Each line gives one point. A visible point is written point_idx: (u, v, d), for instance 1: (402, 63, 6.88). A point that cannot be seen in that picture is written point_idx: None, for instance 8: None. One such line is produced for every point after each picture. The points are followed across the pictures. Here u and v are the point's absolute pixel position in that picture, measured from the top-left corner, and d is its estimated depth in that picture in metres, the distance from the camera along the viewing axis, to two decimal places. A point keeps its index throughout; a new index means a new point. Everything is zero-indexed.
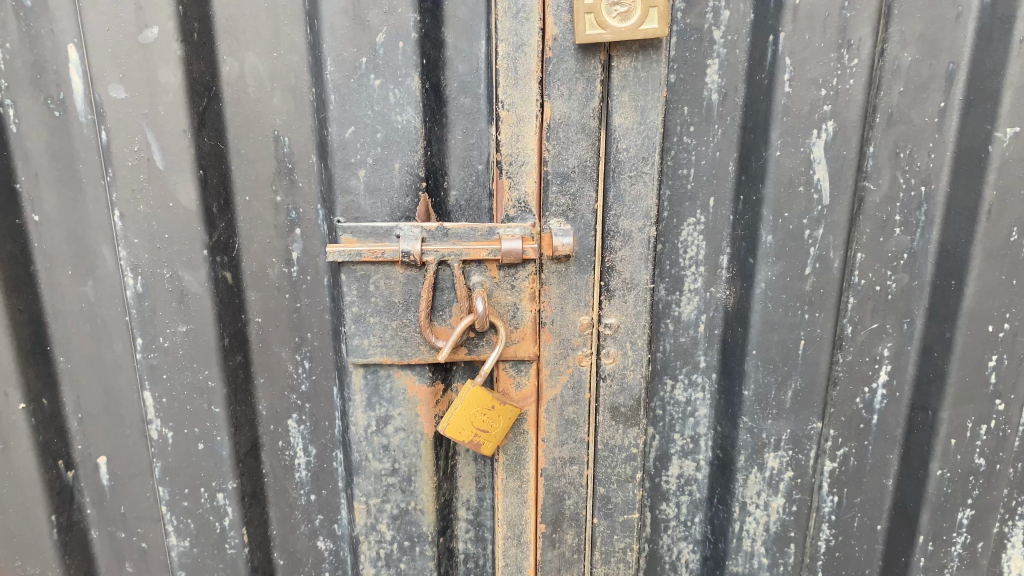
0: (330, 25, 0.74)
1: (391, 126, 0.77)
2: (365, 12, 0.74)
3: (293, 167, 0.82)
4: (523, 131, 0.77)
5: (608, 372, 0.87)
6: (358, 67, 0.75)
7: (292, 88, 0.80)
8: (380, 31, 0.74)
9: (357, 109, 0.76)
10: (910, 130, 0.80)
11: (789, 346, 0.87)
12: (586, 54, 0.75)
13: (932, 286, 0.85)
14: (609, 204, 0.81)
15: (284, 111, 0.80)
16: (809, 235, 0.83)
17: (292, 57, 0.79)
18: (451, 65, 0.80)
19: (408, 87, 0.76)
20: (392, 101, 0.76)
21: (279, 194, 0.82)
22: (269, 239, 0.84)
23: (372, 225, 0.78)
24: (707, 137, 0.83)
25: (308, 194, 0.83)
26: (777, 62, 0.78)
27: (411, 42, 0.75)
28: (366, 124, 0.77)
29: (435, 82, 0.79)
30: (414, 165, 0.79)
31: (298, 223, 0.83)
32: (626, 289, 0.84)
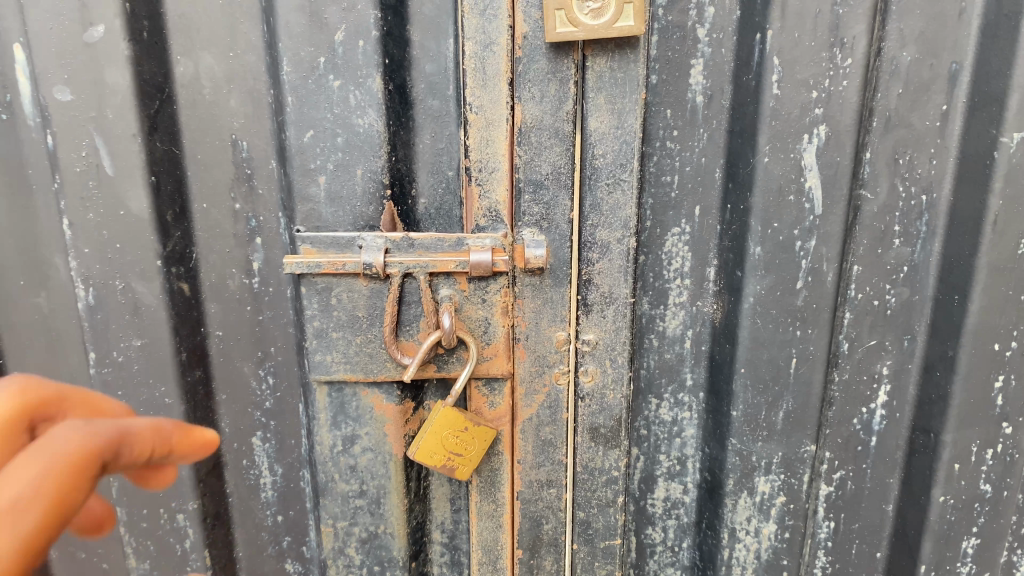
0: (286, 23, 0.70)
1: (353, 130, 0.73)
2: (322, 8, 0.69)
3: (253, 173, 0.77)
4: (493, 135, 0.72)
5: (586, 391, 0.81)
6: (316, 67, 0.71)
7: (249, 90, 0.75)
8: (339, 28, 0.70)
9: (315, 111, 0.72)
10: (911, 134, 0.75)
11: (780, 364, 0.81)
12: (559, 54, 0.71)
13: (935, 300, 0.80)
14: (586, 213, 0.76)
15: (241, 113, 0.76)
16: (800, 247, 0.78)
17: (249, 57, 0.74)
18: (418, 65, 0.75)
19: (369, 88, 0.72)
20: (352, 103, 0.72)
21: (238, 201, 0.78)
22: (227, 248, 0.79)
23: (334, 234, 0.73)
24: (691, 143, 0.78)
25: (269, 202, 0.78)
26: (765, 62, 0.73)
27: (372, 39, 0.70)
28: (325, 127, 0.72)
29: (401, 83, 0.74)
30: (378, 171, 0.74)
31: (258, 232, 0.79)
32: (604, 304, 0.78)
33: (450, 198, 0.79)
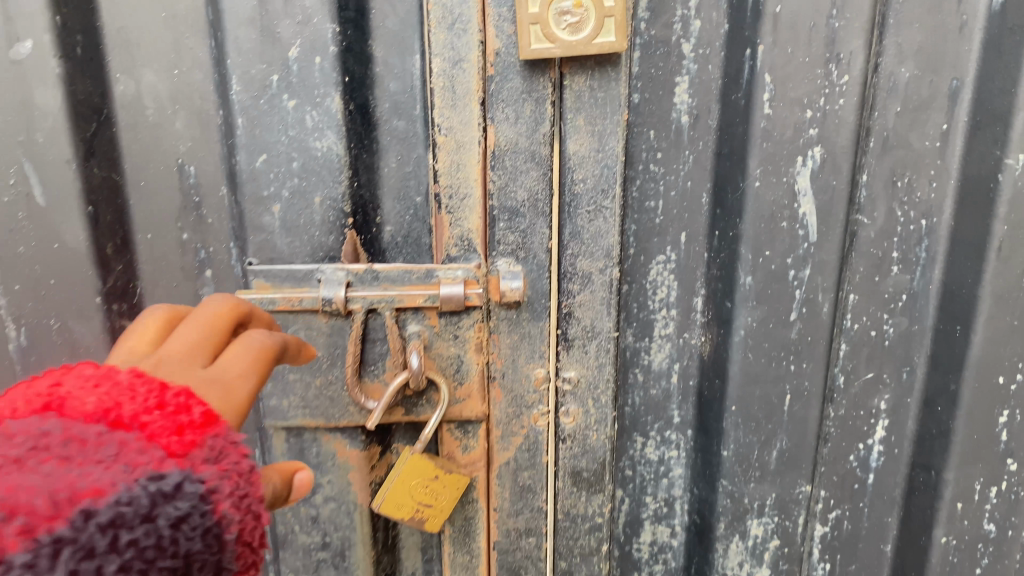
0: (234, 38, 0.65)
1: (310, 153, 0.67)
2: (274, 22, 0.64)
3: (201, 201, 0.71)
4: (464, 159, 0.67)
5: (568, 433, 0.75)
6: (268, 86, 0.66)
7: (196, 110, 0.69)
8: (293, 44, 0.65)
9: (268, 134, 0.67)
10: (910, 155, 0.71)
11: (773, 401, 0.76)
12: (534, 71, 0.65)
13: (935, 330, 0.75)
14: (565, 242, 0.70)
15: (188, 135, 0.69)
16: (794, 276, 0.73)
17: (196, 74, 0.68)
18: (381, 83, 0.67)
19: (327, 108, 0.67)
20: (309, 125, 0.67)
21: (186, 231, 0.71)
22: (174, 282, 0.73)
23: (289, 266, 0.68)
24: (676, 165, 0.72)
25: (219, 231, 0.71)
26: (755, 80, 0.68)
27: (330, 56, 0.65)
28: (279, 151, 0.67)
29: (362, 102, 0.67)
30: (338, 199, 0.69)
31: (208, 264, 0.72)
32: (586, 339, 0.72)
33: (417, 226, 0.71)
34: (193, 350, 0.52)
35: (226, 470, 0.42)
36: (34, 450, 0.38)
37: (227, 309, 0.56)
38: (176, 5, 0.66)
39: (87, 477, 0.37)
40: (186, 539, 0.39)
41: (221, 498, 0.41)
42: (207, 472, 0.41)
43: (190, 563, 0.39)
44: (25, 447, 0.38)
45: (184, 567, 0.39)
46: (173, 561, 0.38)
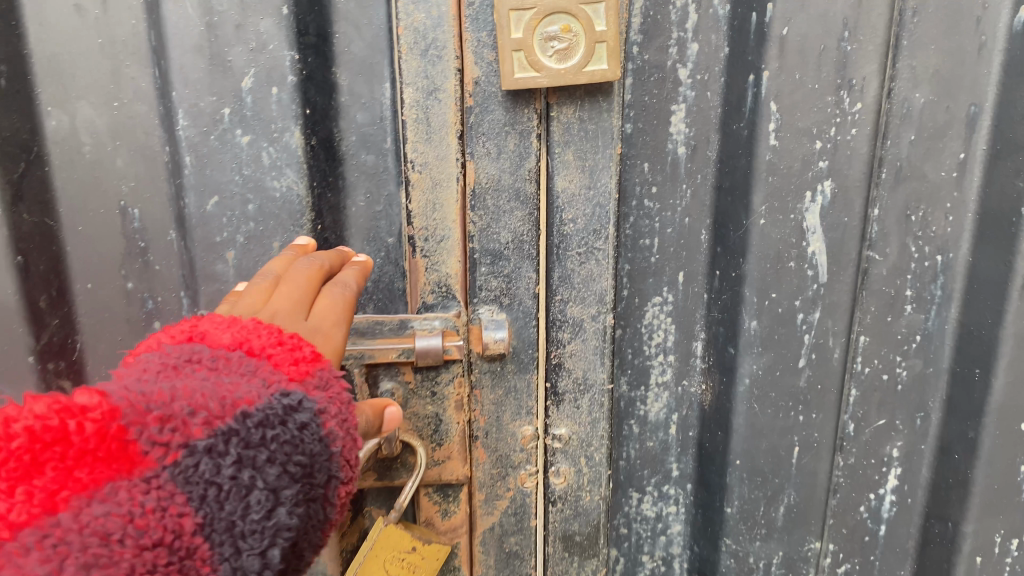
0: (181, 68, 0.59)
1: (267, 194, 0.62)
2: (224, 50, 0.59)
3: (147, 247, 0.64)
4: (440, 198, 0.60)
5: (558, 494, 0.69)
6: (219, 120, 0.60)
7: (140, 146, 0.61)
8: (246, 74, 0.60)
9: (220, 173, 0.62)
10: (924, 186, 0.65)
11: (781, 454, 0.71)
12: (518, 100, 0.59)
13: (951, 373, 0.69)
14: (554, 287, 0.63)
15: (131, 174, 0.62)
16: (802, 320, 0.67)
17: (139, 106, 0.60)
18: (347, 114, 0.61)
19: (286, 144, 0.62)
20: (266, 162, 0.62)
21: (131, 279, 0.64)
22: (118, 335, 0.65)
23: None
24: (673, 201, 0.66)
25: (168, 279, 0.64)
26: (759, 109, 0.62)
27: (288, 87, 0.60)
28: (233, 194, 0.62)
29: (325, 136, 0.62)
30: (299, 243, 0.64)
31: (156, 315, 0.65)
32: (578, 392, 0.66)
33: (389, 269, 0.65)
34: (301, 293, 0.53)
35: (337, 396, 0.46)
36: (188, 360, 0.43)
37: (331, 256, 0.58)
38: (115, 31, 0.59)
39: (237, 388, 0.41)
40: (314, 443, 0.42)
41: (331, 417, 0.44)
42: (319, 396, 0.44)
43: (315, 464, 0.43)
44: (181, 357, 0.43)
45: (311, 469, 0.42)
46: (307, 460, 0.42)
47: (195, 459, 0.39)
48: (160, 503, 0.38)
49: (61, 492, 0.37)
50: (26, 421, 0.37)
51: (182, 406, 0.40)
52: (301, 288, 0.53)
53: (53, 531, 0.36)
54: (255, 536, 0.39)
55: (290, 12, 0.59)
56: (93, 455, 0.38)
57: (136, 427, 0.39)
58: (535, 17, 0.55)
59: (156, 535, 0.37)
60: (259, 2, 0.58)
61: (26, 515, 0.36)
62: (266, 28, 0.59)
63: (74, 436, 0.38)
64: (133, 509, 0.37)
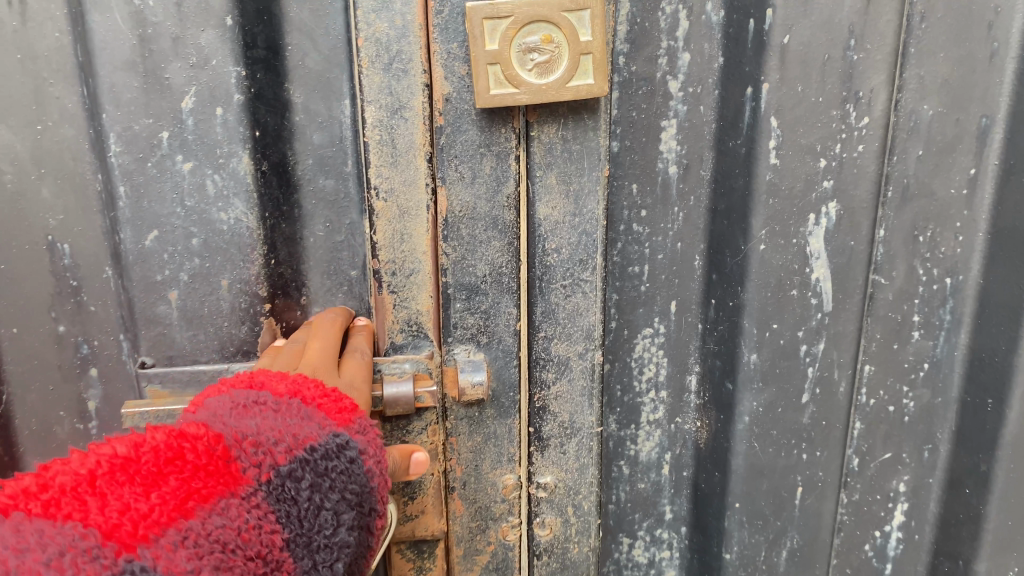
0: (112, 87, 0.53)
1: (212, 227, 0.57)
2: (161, 66, 0.53)
3: (80, 285, 0.58)
4: (410, 228, 0.54)
5: (543, 547, 0.63)
6: (157, 145, 0.55)
7: (68, 174, 0.55)
8: (186, 93, 0.54)
9: (160, 205, 0.56)
10: (933, 205, 0.60)
11: (783, 495, 0.65)
12: (493, 119, 0.53)
13: (960, 403, 0.63)
14: (536, 323, 0.57)
15: (59, 206, 0.56)
16: (805, 351, 0.62)
17: (66, 130, 0.54)
18: (302, 135, 0.56)
19: (233, 171, 0.56)
20: (211, 192, 0.56)
21: (62, 322, 0.58)
22: (50, 384, 0.60)
23: (192, 368, 0.59)
24: (663, 225, 0.60)
25: (105, 320, 0.59)
26: (759, 125, 0.56)
27: (234, 107, 0.54)
28: (174, 228, 0.57)
29: (277, 160, 0.56)
30: (250, 280, 0.58)
31: (92, 361, 0.59)
32: (564, 437, 0.60)
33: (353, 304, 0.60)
34: (332, 346, 0.53)
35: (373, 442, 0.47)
36: (252, 401, 0.45)
37: (344, 322, 0.57)
38: (37, 46, 0.53)
39: (299, 428, 0.43)
40: (363, 478, 0.45)
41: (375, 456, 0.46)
42: (364, 437, 0.46)
43: (365, 497, 0.45)
44: (246, 399, 0.45)
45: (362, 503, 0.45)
46: (361, 492, 0.45)
47: (283, 478, 0.41)
48: (260, 520, 0.39)
49: (186, 502, 0.37)
50: (152, 442, 0.39)
51: (268, 435, 0.42)
52: (332, 340, 0.53)
53: (185, 534, 0.36)
54: (326, 553, 0.41)
55: (235, 23, 0.53)
56: (205, 470, 0.39)
57: (237, 448, 0.41)
58: (512, 26, 0.49)
59: (256, 548, 0.38)
60: (199, 13, 0.53)
61: (163, 518, 0.36)
62: (208, 41, 0.53)
63: (188, 454, 0.39)
64: (242, 522, 0.38)
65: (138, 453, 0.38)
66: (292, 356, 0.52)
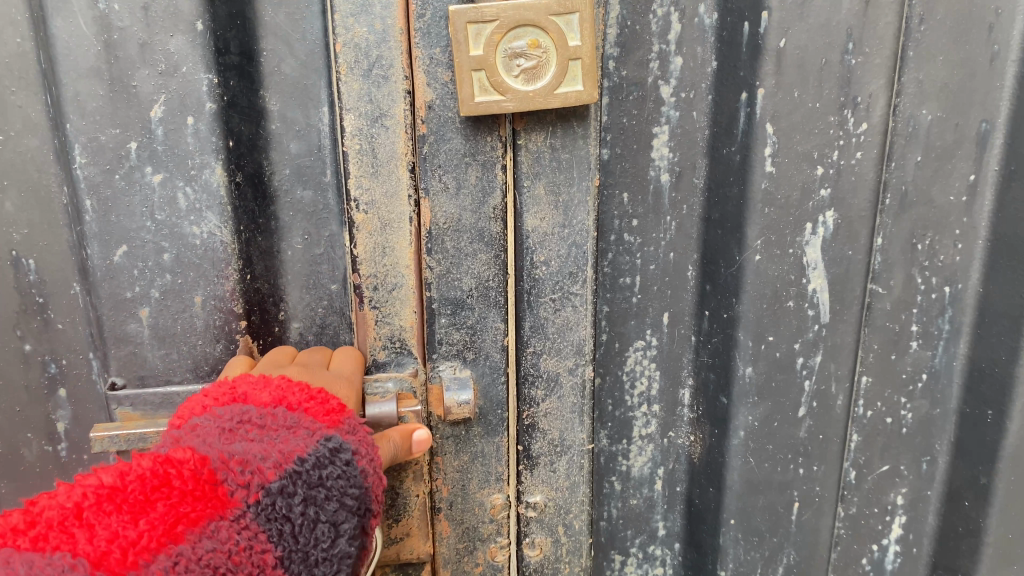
0: (76, 94, 0.52)
1: (185, 241, 0.55)
2: (128, 73, 0.52)
3: (46, 302, 0.56)
4: (392, 240, 0.52)
5: (533, 568, 0.61)
6: (125, 156, 0.53)
7: (32, 187, 0.54)
8: (155, 101, 0.52)
9: (128, 219, 0.54)
10: (931, 213, 0.58)
11: (779, 511, 0.63)
12: (478, 127, 0.50)
13: (959, 414, 0.62)
14: (524, 338, 0.55)
15: (23, 220, 0.54)
16: (802, 364, 0.60)
17: (30, 140, 0.53)
18: (279, 144, 0.55)
19: (205, 182, 0.55)
20: (183, 206, 0.55)
21: (27, 341, 0.57)
22: (17, 406, 0.58)
23: (165, 390, 0.57)
24: (655, 234, 0.58)
25: (73, 338, 0.57)
26: (754, 131, 0.54)
27: (205, 117, 0.53)
28: (144, 243, 0.55)
29: (252, 170, 0.55)
30: (224, 297, 0.57)
31: (60, 381, 0.58)
32: (554, 455, 0.58)
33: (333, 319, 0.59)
34: (322, 356, 0.55)
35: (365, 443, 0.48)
36: (240, 422, 0.46)
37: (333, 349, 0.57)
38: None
39: (286, 444, 0.44)
40: (358, 481, 0.45)
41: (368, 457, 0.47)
42: (356, 439, 0.47)
43: (360, 501, 0.46)
44: (233, 420, 0.45)
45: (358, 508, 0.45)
46: (359, 496, 0.45)
47: (272, 497, 0.42)
48: (250, 540, 0.40)
49: (175, 527, 0.39)
50: (139, 471, 0.41)
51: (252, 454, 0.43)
52: (321, 350, 0.56)
53: (179, 559, 0.38)
54: (325, 563, 0.43)
55: (207, 28, 0.52)
56: (193, 495, 0.41)
57: (223, 471, 0.42)
58: (497, 31, 0.47)
59: (246, 570, 0.40)
60: (169, 17, 0.51)
61: (153, 544, 0.38)
62: (178, 46, 0.52)
63: (174, 481, 0.41)
64: (232, 545, 0.40)
65: (125, 483, 0.40)
66: (273, 365, 0.54)
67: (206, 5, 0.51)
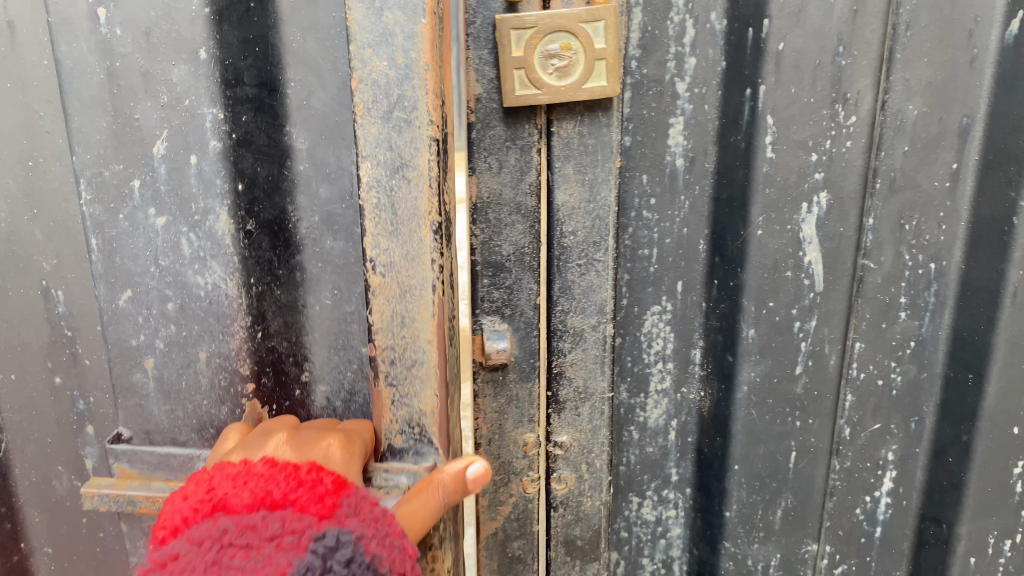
0: (81, 128, 0.65)
1: (191, 292, 0.68)
2: (131, 104, 0.64)
3: (74, 335, 0.76)
4: (411, 306, 0.57)
5: (559, 499, 0.70)
6: (126, 194, 0.66)
7: (62, 222, 0.72)
8: (159, 137, 0.65)
9: (133, 264, 0.68)
10: (918, 196, 0.65)
11: (778, 459, 0.72)
12: (517, 117, 0.60)
13: (944, 377, 0.70)
14: (555, 297, 0.64)
15: (51, 250, 0.73)
16: (799, 327, 0.68)
17: (56, 167, 0.71)
18: (304, 189, 0.64)
19: (211, 228, 0.66)
20: (190, 258, 0.67)
21: (58, 373, 0.77)
22: (50, 437, 0.80)
23: (162, 453, 0.68)
24: (671, 211, 0.66)
25: (99, 374, 0.77)
26: (756, 122, 0.63)
27: (210, 154, 0.64)
28: (148, 288, 0.68)
29: (269, 220, 0.65)
30: (227, 353, 0.69)
31: (87, 417, 0.78)
32: (579, 400, 0.67)
33: (359, 381, 0.68)
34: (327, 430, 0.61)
35: (371, 518, 0.51)
36: (222, 550, 0.47)
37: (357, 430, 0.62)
38: (27, 76, 0.68)
39: (272, 562, 0.46)
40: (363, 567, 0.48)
41: (367, 540, 0.49)
42: (352, 525, 0.50)
43: None
44: (215, 549, 0.47)
45: None
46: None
47: None
48: None
49: None
50: None
51: None
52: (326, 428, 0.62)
53: None
54: None
55: (208, 57, 0.62)
56: None
57: None
58: (535, 35, 0.56)
59: None
60: (171, 44, 0.62)
61: None
62: (179, 74, 0.63)
63: None
64: None
65: None
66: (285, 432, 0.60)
67: (212, 35, 0.62)
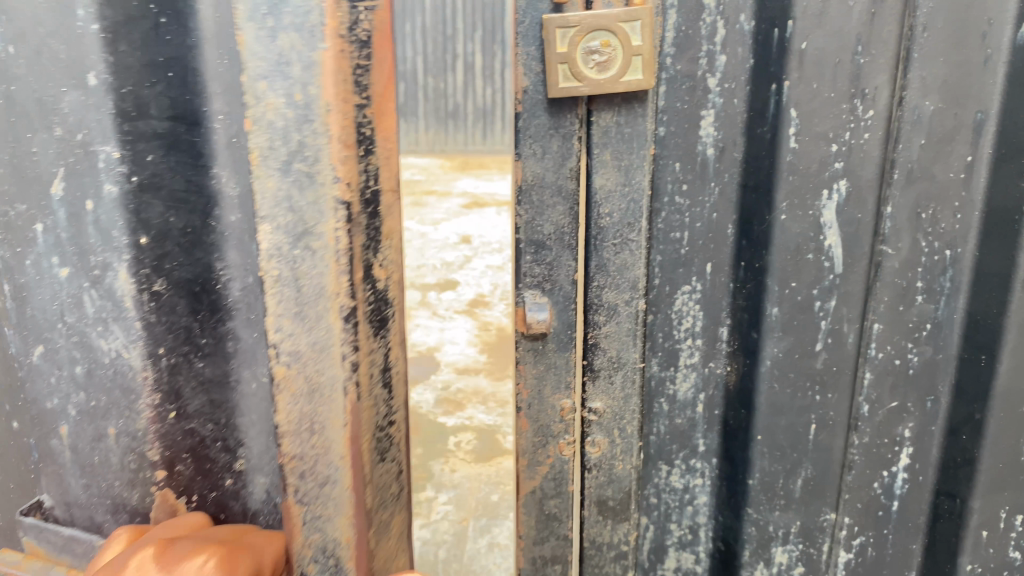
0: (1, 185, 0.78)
1: (118, 366, 0.80)
2: (28, 144, 0.75)
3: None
4: (315, 392, 0.69)
5: (593, 462, 0.76)
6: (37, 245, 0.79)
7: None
8: (56, 179, 0.75)
9: (46, 327, 0.82)
10: (933, 187, 0.70)
11: (798, 431, 0.77)
12: (561, 108, 0.66)
13: (959, 359, 0.74)
14: (591, 273, 0.70)
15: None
16: (819, 307, 0.74)
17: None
18: (240, 246, 0.73)
19: (110, 283, 0.77)
20: (115, 329, 0.79)
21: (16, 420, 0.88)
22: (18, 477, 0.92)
23: (70, 535, 0.88)
24: (702, 197, 0.72)
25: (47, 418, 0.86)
26: (781, 115, 0.69)
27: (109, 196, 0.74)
28: (58, 345, 0.82)
29: (213, 300, 0.75)
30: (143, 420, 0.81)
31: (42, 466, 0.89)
32: (612, 370, 0.73)
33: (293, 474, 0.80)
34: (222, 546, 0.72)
35: None
36: None
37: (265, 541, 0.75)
38: None
39: None
40: None
41: None
42: None
43: None
44: None
45: None
46: None
47: None
48: None
49: None
50: None
51: None
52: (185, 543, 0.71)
53: None
54: None
55: (95, 80, 0.70)
56: None
57: None
58: (577, 34, 0.62)
59: None
60: (61, 68, 0.71)
61: None
62: (70, 98, 0.72)
63: None
64: None
65: None
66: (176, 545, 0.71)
67: (104, 59, 0.70)
